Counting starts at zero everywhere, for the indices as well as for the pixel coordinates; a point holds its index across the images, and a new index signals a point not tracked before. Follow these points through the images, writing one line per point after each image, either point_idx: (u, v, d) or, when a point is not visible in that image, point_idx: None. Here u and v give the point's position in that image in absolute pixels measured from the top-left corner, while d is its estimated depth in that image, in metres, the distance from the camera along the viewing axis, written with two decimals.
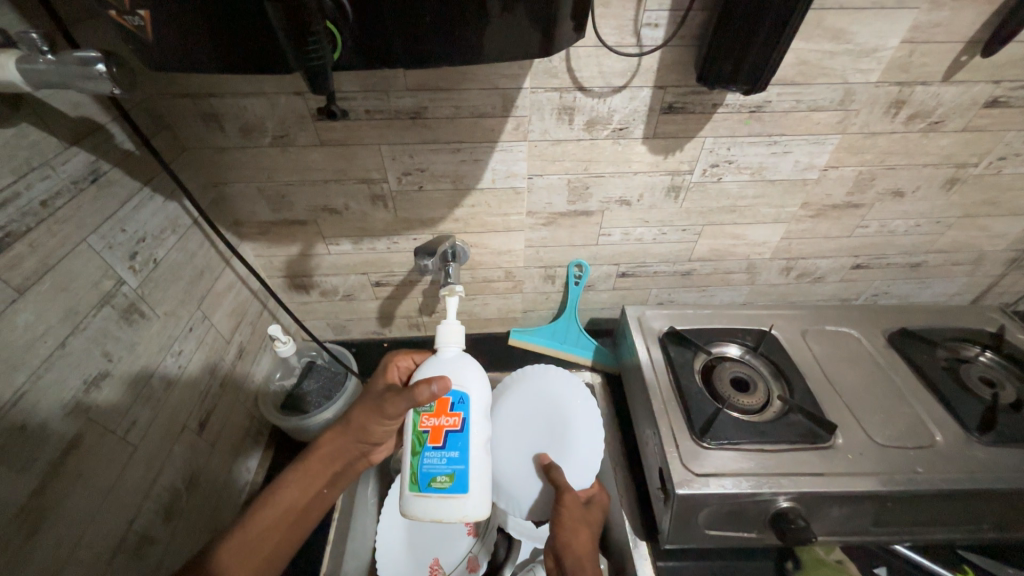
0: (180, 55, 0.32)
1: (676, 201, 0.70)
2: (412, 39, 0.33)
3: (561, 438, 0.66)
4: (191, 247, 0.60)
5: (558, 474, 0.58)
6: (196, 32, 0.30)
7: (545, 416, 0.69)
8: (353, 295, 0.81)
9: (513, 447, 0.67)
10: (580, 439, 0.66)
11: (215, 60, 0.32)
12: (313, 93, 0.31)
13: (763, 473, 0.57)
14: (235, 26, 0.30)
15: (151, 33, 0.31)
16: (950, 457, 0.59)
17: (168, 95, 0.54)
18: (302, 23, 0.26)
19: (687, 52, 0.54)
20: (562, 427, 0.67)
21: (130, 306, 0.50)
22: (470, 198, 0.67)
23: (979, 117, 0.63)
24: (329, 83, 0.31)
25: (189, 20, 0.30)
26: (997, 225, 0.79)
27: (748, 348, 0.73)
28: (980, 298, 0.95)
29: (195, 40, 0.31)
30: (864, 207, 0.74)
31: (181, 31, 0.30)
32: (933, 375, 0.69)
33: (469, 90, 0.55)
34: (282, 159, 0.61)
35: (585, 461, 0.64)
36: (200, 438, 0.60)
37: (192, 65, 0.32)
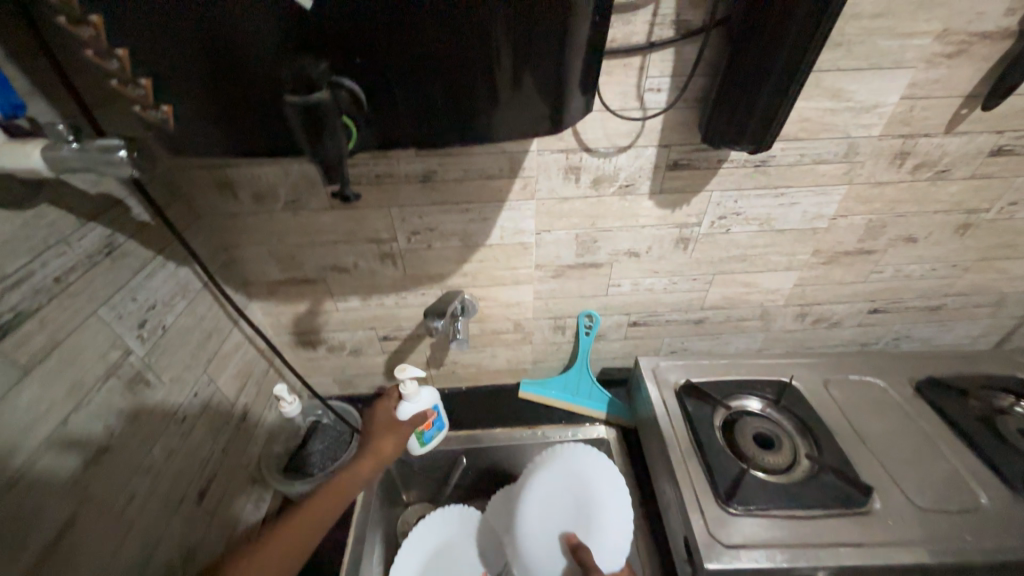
0: (201, 141, 0.33)
1: (685, 251, 0.70)
2: (424, 122, 0.34)
3: (586, 516, 0.62)
4: (200, 311, 0.60)
5: (586, 553, 0.58)
6: (218, 122, 0.31)
7: (569, 492, 0.65)
8: (360, 349, 0.80)
9: (538, 531, 0.64)
10: (605, 519, 0.61)
11: (236, 146, 0.33)
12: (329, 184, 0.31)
13: (797, 543, 0.53)
14: (254, 118, 0.31)
15: (174, 123, 0.32)
16: (1002, 523, 0.55)
17: (186, 166, 0.55)
18: (320, 123, 0.28)
19: (691, 113, 0.55)
20: (586, 504, 0.63)
21: (135, 375, 0.49)
22: (479, 254, 0.68)
23: (986, 165, 0.63)
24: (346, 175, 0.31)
25: (212, 112, 0.31)
26: (1016, 268, 0.77)
27: (770, 402, 0.70)
28: (1005, 341, 0.91)
29: (216, 132, 0.32)
30: (877, 253, 0.73)
31: (204, 120, 0.31)
32: (969, 427, 0.65)
33: (477, 154, 0.56)
34: (293, 222, 0.62)
35: (614, 542, 0.60)
36: (199, 508, 0.57)
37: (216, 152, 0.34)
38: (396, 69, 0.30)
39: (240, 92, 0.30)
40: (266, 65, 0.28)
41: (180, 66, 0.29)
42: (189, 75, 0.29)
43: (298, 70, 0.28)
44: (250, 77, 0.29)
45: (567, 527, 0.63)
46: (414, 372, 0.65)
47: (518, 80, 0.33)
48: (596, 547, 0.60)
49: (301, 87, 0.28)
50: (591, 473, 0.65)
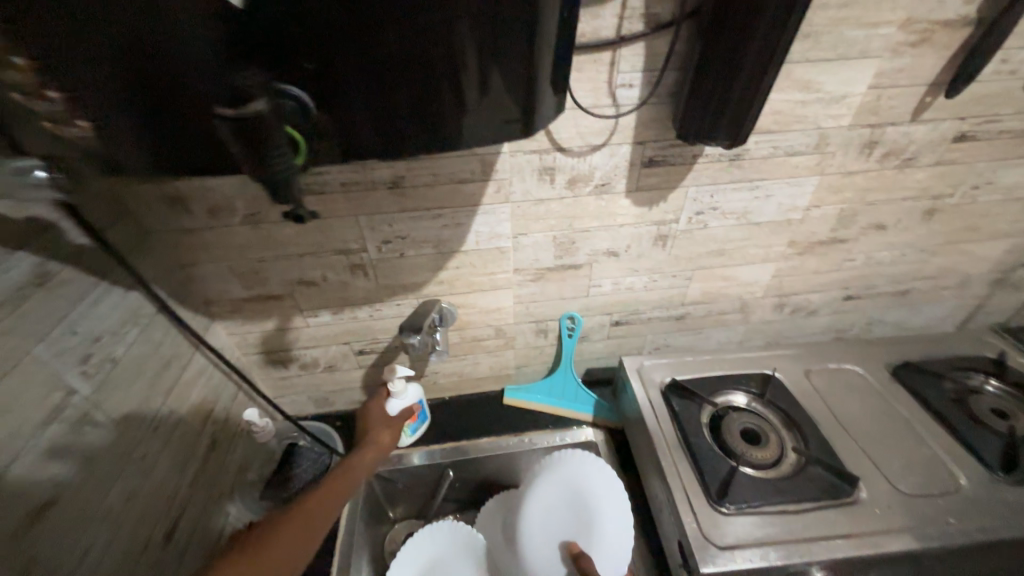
0: (131, 159, 0.30)
1: (664, 248, 0.69)
2: (383, 129, 0.31)
3: (587, 523, 0.61)
4: (155, 337, 0.56)
5: (587, 561, 0.57)
6: (152, 137, 0.28)
7: (567, 502, 0.64)
8: (335, 365, 0.76)
9: (540, 544, 0.62)
10: (606, 527, 0.60)
11: (177, 161, 0.30)
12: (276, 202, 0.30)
13: (789, 539, 0.53)
14: (191, 130, 0.28)
15: (99, 140, 0.28)
16: (981, 503, 0.56)
17: (129, 181, 0.51)
18: (254, 140, 0.26)
19: (664, 108, 0.54)
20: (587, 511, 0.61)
21: (82, 417, 0.44)
22: (454, 261, 0.65)
23: (949, 151, 0.64)
24: (296, 192, 0.31)
25: (140, 125, 0.28)
26: (979, 249, 0.80)
27: (754, 395, 0.70)
28: (970, 320, 0.94)
29: (149, 147, 0.29)
30: (850, 241, 0.74)
31: (131, 134, 0.28)
32: (944, 409, 0.67)
33: (447, 158, 0.54)
34: (253, 236, 0.58)
35: (615, 551, 0.59)
36: (166, 551, 0.53)
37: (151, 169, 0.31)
38: (348, 73, 0.28)
39: (170, 101, 0.27)
40: (204, 75, 0.25)
41: (101, 75, 0.25)
42: (107, 86, 0.26)
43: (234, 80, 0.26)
44: (181, 85, 0.26)
45: (565, 538, 0.62)
46: (403, 372, 0.71)
47: (486, 83, 0.30)
48: (598, 555, 0.59)
49: (235, 99, 0.26)
50: (592, 480, 0.63)
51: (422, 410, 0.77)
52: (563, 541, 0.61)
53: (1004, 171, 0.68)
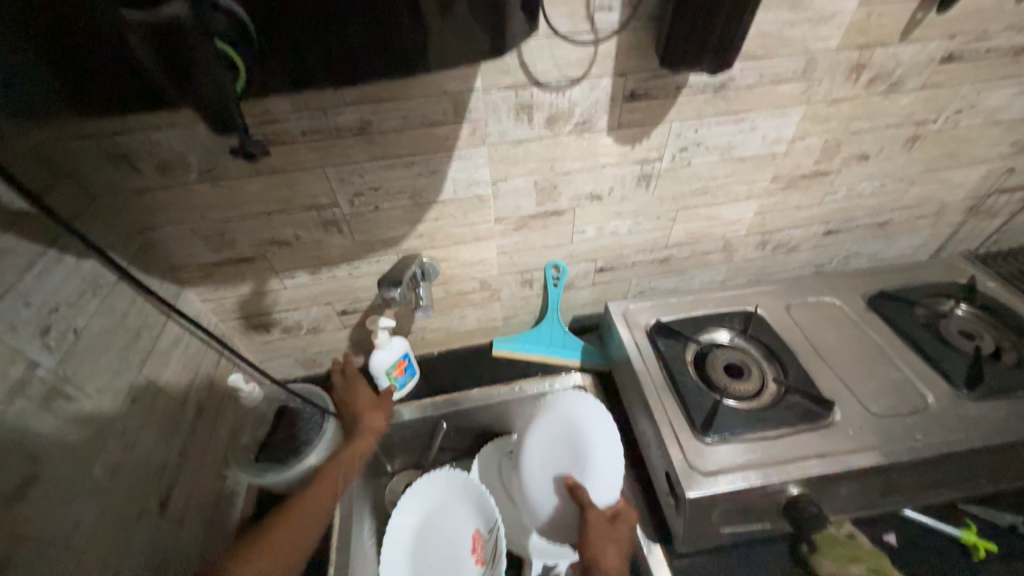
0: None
1: (648, 189, 0.67)
2: (334, 53, 0.28)
3: (579, 456, 0.63)
4: (120, 307, 0.53)
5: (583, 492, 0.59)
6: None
7: (560, 439, 0.65)
8: (319, 327, 0.75)
9: (535, 479, 0.65)
10: (597, 458, 0.62)
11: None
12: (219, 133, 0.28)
13: (769, 462, 0.55)
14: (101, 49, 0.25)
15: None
16: (945, 418, 0.59)
17: (64, 138, 0.46)
18: (172, 49, 0.23)
19: (646, 34, 0.50)
20: (578, 445, 0.63)
21: (50, 391, 0.43)
22: (432, 212, 0.62)
23: (936, 73, 0.62)
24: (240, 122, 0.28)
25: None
26: (955, 176, 0.80)
27: (737, 331, 0.72)
28: (943, 248, 0.97)
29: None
30: (832, 173, 0.73)
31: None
32: (915, 333, 0.70)
33: (416, 98, 0.50)
34: (213, 195, 0.54)
35: (606, 477, 0.61)
36: (164, 518, 0.53)
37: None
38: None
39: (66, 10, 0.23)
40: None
41: None
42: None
43: None
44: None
45: (560, 472, 0.64)
46: (386, 322, 0.70)
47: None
48: (589, 484, 0.61)
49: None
50: (582, 417, 0.65)
51: (408, 362, 0.77)
52: (558, 475, 0.64)
53: (988, 93, 0.67)
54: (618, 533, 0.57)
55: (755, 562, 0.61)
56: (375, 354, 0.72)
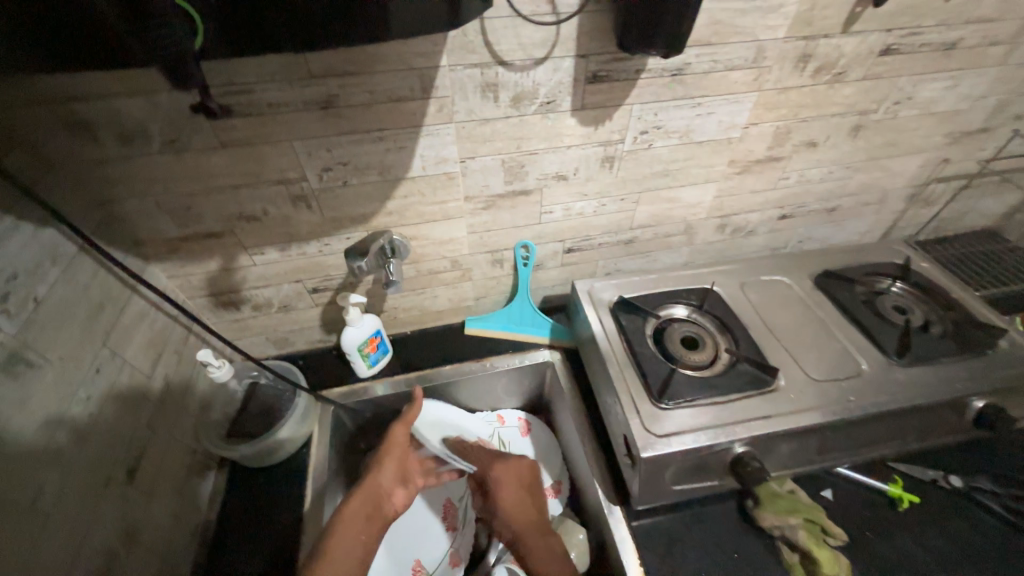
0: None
1: (612, 170, 0.70)
2: (292, 17, 0.29)
3: None
4: (82, 279, 0.53)
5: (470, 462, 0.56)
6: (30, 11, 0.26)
7: None
8: (290, 304, 0.75)
9: None
10: None
11: (69, 45, 0.28)
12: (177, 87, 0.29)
13: (719, 424, 0.60)
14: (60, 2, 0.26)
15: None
16: (875, 382, 0.65)
17: (19, 103, 0.45)
18: (134, 4, 0.24)
19: (605, 17, 0.53)
20: None
21: (11, 357, 0.43)
22: (402, 189, 0.64)
23: (875, 66, 0.67)
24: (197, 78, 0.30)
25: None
26: (896, 165, 0.86)
27: (694, 307, 0.76)
28: (887, 234, 1.04)
29: (23, 19, 0.27)
30: (784, 159, 0.78)
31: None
32: (855, 308, 0.75)
33: (383, 73, 0.51)
34: (177, 167, 0.54)
35: None
36: (133, 487, 0.54)
37: (46, 61, 0.29)
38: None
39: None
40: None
41: None
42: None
43: None
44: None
45: None
46: (357, 300, 0.71)
47: None
48: None
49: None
50: None
51: (381, 340, 0.79)
52: None
53: (923, 86, 0.72)
54: (510, 482, 0.72)
55: (706, 519, 0.66)
56: (347, 330, 0.74)
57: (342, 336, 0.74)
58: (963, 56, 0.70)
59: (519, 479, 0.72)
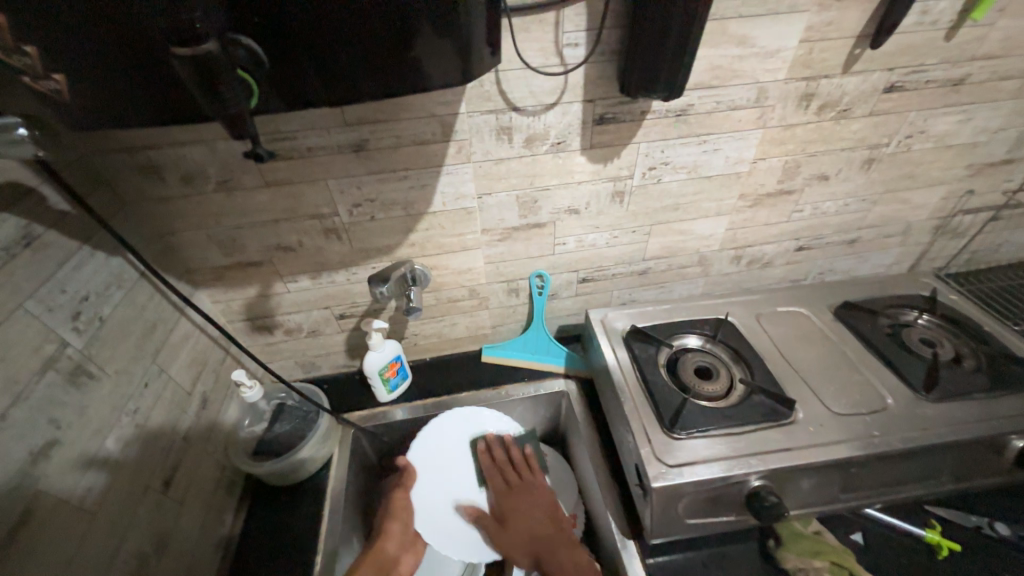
0: (98, 100, 0.34)
1: (622, 204, 0.73)
2: (332, 77, 0.35)
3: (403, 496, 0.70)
4: (140, 300, 0.59)
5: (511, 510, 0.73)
6: (122, 79, 0.32)
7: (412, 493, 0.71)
8: (318, 330, 0.80)
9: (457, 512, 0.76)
10: None
11: (151, 103, 0.34)
12: (235, 138, 0.34)
13: (733, 455, 0.59)
14: (146, 70, 0.32)
15: (64, 80, 0.32)
16: (902, 417, 0.63)
17: (103, 151, 0.53)
18: (210, 78, 0.29)
19: (609, 66, 0.58)
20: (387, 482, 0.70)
21: (76, 367, 0.49)
22: (424, 222, 0.69)
23: (881, 102, 0.69)
24: (252, 130, 0.35)
25: (97, 75, 0.32)
26: (917, 197, 0.85)
27: (708, 337, 0.76)
28: (915, 266, 1.01)
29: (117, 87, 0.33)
30: (796, 192, 0.79)
31: (100, 74, 0.32)
32: (879, 341, 0.73)
33: (408, 119, 0.57)
34: (228, 203, 0.61)
35: None
36: (166, 496, 0.58)
37: (132, 118, 0.35)
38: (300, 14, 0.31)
39: (126, 42, 0.30)
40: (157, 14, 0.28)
41: (65, 33, 0.30)
42: (82, 23, 0.29)
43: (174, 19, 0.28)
44: (138, 31, 0.29)
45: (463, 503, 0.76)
46: (379, 326, 0.76)
47: (410, 35, 0.34)
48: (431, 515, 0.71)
49: (185, 39, 0.28)
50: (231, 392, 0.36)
51: (401, 365, 0.82)
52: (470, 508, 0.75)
53: (935, 120, 0.73)
54: (529, 501, 0.74)
55: (726, 559, 0.63)
56: (369, 355, 0.77)
57: (365, 360, 0.77)
58: (973, 91, 0.70)
59: (540, 504, 0.73)
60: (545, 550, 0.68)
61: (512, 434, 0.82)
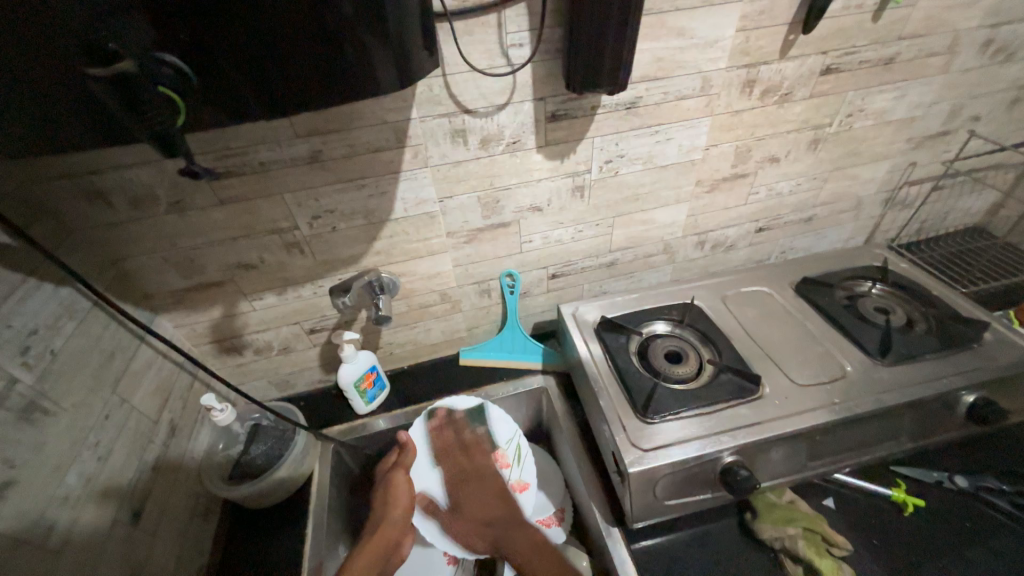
0: (26, 128, 0.33)
1: (583, 199, 0.75)
2: (265, 94, 0.35)
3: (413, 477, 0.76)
4: (94, 331, 0.57)
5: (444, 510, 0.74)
6: (42, 101, 0.32)
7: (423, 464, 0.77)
8: (289, 346, 0.79)
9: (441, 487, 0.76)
10: None
11: (77, 124, 0.33)
12: (166, 156, 0.36)
13: (705, 434, 0.60)
14: (67, 92, 0.31)
15: None
16: (861, 383, 0.65)
17: (44, 179, 0.52)
18: (130, 94, 0.31)
19: (555, 64, 0.59)
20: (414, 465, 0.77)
21: (28, 405, 0.47)
22: (387, 230, 0.69)
23: (820, 84, 0.72)
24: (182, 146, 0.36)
25: (19, 103, 0.32)
26: (864, 172, 0.89)
27: (676, 322, 0.78)
28: (871, 238, 1.05)
29: (39, 113, 0.32)
30: (750, 175, 0.82)
31: (19, 98, 0.31)
32: (837, 312, 0.77)
33: (360, 128, 0.57)
34: (182, 224, 0.60)
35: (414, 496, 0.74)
36: (137, 528, 0.56)
37: (61, 144, 0.35)
38: (223, 24, 0.31)
39: (43, 65, 0.30)
40: (68, 30, 0.28)
41: None
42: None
43: (90, 41, 0.29)
44: (54, 52, 0.29)
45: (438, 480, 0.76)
46: (350, 337, 0.75)
47: (337, 40, 0.34)
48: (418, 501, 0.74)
49: (99, 59, 0.30)
50: None
51: (377, 375, 0.81)
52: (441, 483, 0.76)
53: (872, 98, 0.77)
54: (480, 486, 0.75)
55: (708, 537, 0.65)
56: (342, 367, 0.77)
57: (338, 374, 0.77)
58: (905, 68, 0.74)
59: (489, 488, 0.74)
60: (499, 535, 0.69)
61: (512, 437, 0.78)
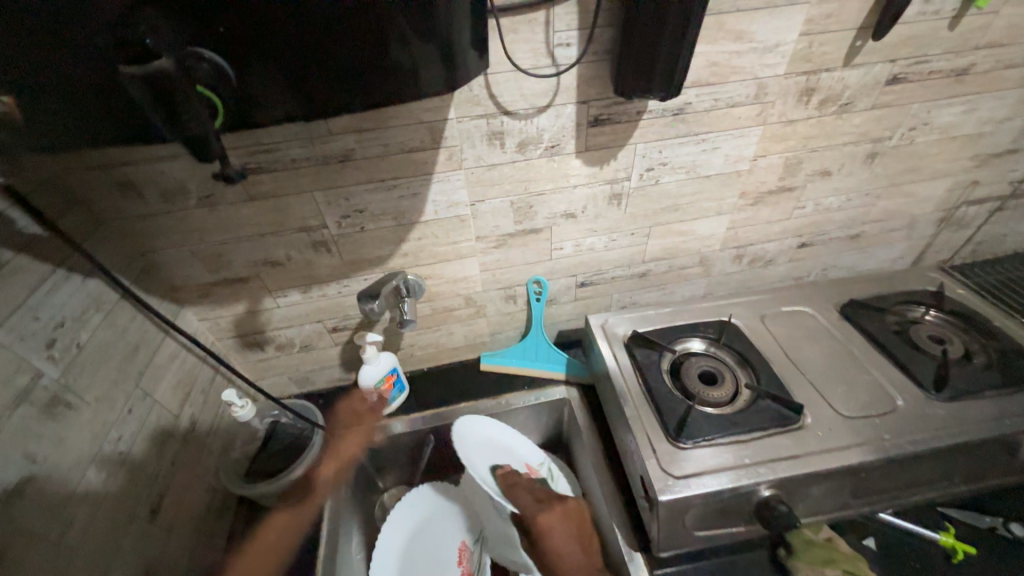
0: (58, 125, 0.32)
1: (620, 207, 0.71)
2: (305, 94, 0.33)
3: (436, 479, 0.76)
4: (121, 323, 0.57)
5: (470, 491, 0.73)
6: (75, 99, 0.30)
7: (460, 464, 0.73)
8: (310, 344, 0.78)
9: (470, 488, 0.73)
10: None
11: (110, 123, 0.32)
12: (200, 160, 0.32)
13: (740, 464, 0.57)
14: (97, 88, 0.30)
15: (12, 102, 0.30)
16: (914, 419, 0.61)
17: (77, 169, 0.51)
18: (164, 93, 0.28)
19: (602, 66, 0.56)
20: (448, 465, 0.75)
21: (52, 399, 0.46)
22: (416, 232, 0.67)
23: (883, 95, 0.67)
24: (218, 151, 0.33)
25: (50, 99, 0.30)
26: (921, 190, 0.83)
27: (711, 340, 0.75)
28: (920, 259, 0.99)
29: (68, 108, 0.31)
30: (798, 189, 0.77)
31: (52, 96, 0.30)
32: (886, 339, 0.72)
33: (395, 127, 0.55)
34: (211, 219, 0.59)
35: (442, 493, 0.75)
36: (154, 525, 0.56)
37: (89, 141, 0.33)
38: (265, 19, 0.29)
39: (71, 59, 0.28)
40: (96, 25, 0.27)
41: (8, 54, 0.28)
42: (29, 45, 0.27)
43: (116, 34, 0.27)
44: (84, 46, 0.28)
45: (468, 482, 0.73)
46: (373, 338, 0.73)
47: (383, 39, 0.32)
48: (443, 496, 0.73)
49: (135, 56, 0.27)
50: None
51: (397, 378, 0.79)
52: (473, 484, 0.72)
53: (939, 111, 0.71)
54: (560, 525, 0.66)
55: (737, 570, 0.61)
56: (363, 368, 0.75)
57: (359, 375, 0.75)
58: (978, 80, 0.68)
59: (568, 522, 0.66)
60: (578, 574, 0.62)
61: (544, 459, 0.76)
